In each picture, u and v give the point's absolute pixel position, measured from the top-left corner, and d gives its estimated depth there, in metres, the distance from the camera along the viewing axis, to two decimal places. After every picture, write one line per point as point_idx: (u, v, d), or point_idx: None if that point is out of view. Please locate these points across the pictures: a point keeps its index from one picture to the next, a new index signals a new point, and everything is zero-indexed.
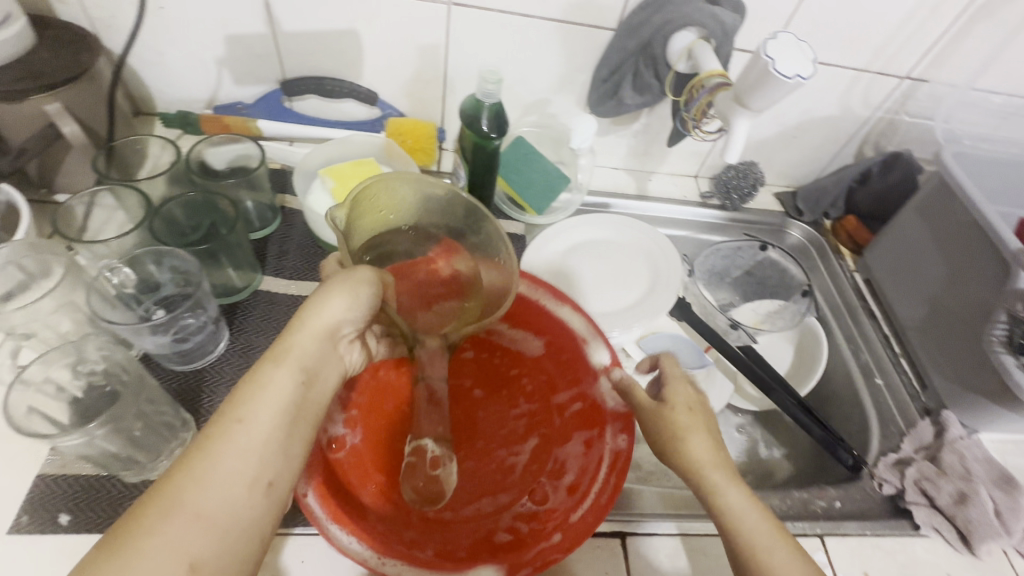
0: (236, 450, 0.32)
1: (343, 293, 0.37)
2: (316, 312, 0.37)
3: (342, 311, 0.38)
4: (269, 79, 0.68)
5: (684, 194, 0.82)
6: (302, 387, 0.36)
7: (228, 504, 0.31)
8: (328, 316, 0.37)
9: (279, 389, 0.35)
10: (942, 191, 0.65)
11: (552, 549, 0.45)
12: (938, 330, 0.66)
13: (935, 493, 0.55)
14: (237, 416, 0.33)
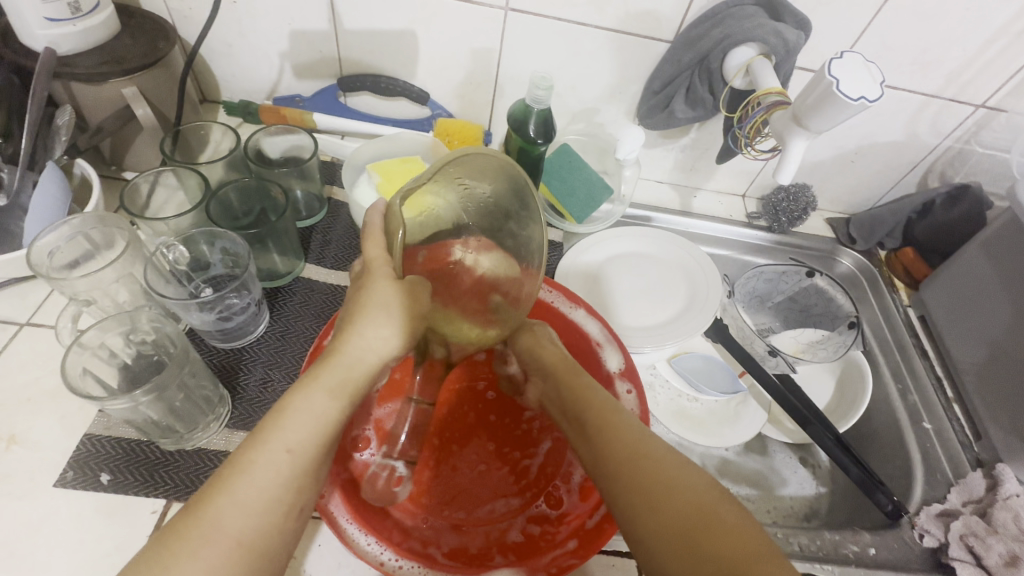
0: (272, 477, 0.34)
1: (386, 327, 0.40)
2: (356, 343, 0.39)
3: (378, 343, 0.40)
4: (327, 74, 0.71)
5: (729, 212, 0.80)
6: (343, 415, 0.38)
7: (264, 530, 0.33)
8: (368, 348, 0.40)
9: (317, 413, 0.36)
10: (1014, 230, 0.61)
11: (568, 554, 0.44)
12: (1000, 377, 0.61)
13: (983, 552, 0.51)
14: (280, 449, 0.34)
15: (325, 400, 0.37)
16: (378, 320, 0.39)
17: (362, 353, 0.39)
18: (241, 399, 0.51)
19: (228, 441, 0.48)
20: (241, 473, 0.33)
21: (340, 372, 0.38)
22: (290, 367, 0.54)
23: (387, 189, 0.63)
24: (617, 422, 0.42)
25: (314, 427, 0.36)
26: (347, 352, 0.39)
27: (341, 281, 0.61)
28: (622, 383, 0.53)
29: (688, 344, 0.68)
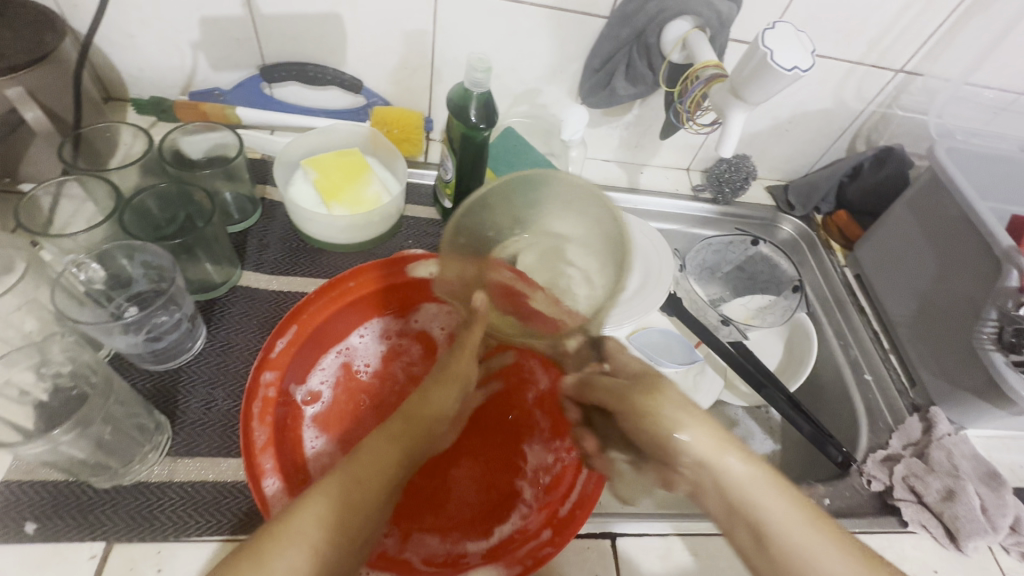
0: (344, 499, 0.34)
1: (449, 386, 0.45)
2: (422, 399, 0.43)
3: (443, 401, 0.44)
4: (248, 64, 0.65)
5: (675, 187, 0.81)
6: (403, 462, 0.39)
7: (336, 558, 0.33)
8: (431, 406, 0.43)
9: (387, 454, 0.38)
10: (933, 187, 0.65)
11: (543, 544, 0.44)
12: (927, 328, 0.65)
13: (923, 490, 0.55)
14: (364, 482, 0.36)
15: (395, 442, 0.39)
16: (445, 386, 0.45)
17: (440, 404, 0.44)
18: (183, 423, 0.47)
19: (172, 471, 0.44)
20: (315, 509, 0.33)
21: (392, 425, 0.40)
22: (234, 385, 0.50)
23: (325, 185, 0.60)
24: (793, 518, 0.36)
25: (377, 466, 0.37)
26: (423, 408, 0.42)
27: (284, 287, 0.58)
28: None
29: (645, 321, 0.69)
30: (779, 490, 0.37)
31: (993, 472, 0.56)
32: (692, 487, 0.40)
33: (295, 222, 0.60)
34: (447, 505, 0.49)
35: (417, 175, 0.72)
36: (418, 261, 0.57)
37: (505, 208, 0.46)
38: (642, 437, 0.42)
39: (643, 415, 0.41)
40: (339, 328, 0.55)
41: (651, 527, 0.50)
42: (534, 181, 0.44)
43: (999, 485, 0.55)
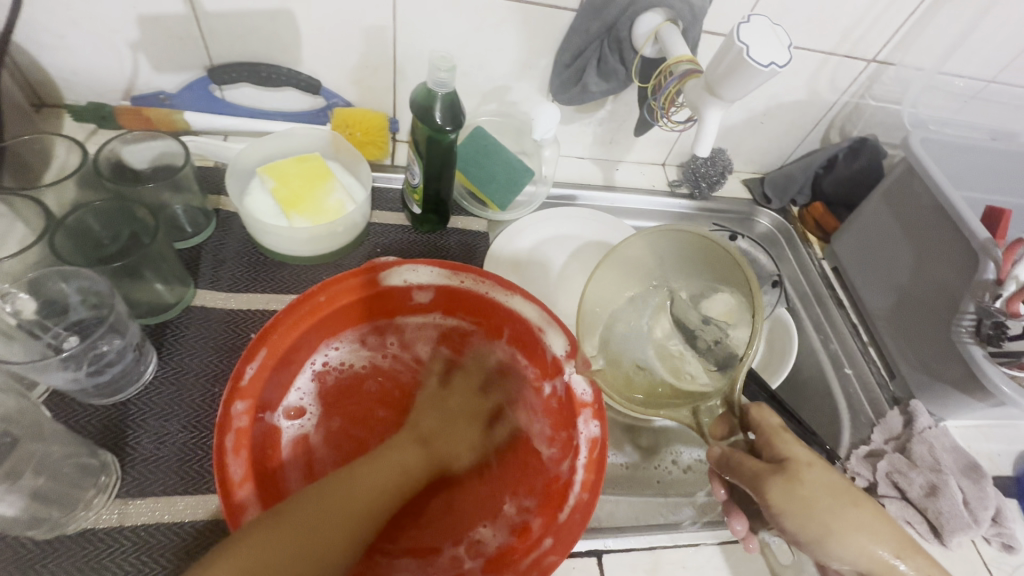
0: (335, 499, 0.41)
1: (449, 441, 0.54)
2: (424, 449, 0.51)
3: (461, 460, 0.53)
4: (194, 65, 0.61)
5: (651, 183, 0.80)
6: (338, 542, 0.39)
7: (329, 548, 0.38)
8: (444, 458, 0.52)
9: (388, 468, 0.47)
10: (909, 179, 0.64)
11: (546, 553, 0.44)
12: (907, 318, 0.65)
13: (907, 486, 0.55)
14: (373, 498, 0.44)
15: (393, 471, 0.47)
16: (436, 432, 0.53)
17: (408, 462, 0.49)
18: (133, 461, 0.43)
19: (123, 515, 0.41)
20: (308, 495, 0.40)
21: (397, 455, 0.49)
22: (189, 415, 0.46)
23: (284, 195, 0.56)
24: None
25: (368, 493, 0.44)
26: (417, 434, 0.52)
27: (242, 305, 0.54)
28: (570, 366, 0.50)
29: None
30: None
31: (973, 464, 0.56)
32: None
33: (252, 234, 0.57)
34: (444, 513, 0.51)
35: (383, 179, 0.68)
36: (395, 270, 0.52)
37: (636, 276, 0.55)
38: (803, 536, 0.37)
39: (800, 507, 0.37)
40: (311, 342, 0.52)
41: (637, 540, 0.49)
42: (652, 246, 0.52)
43: (979, 476, 0.56)
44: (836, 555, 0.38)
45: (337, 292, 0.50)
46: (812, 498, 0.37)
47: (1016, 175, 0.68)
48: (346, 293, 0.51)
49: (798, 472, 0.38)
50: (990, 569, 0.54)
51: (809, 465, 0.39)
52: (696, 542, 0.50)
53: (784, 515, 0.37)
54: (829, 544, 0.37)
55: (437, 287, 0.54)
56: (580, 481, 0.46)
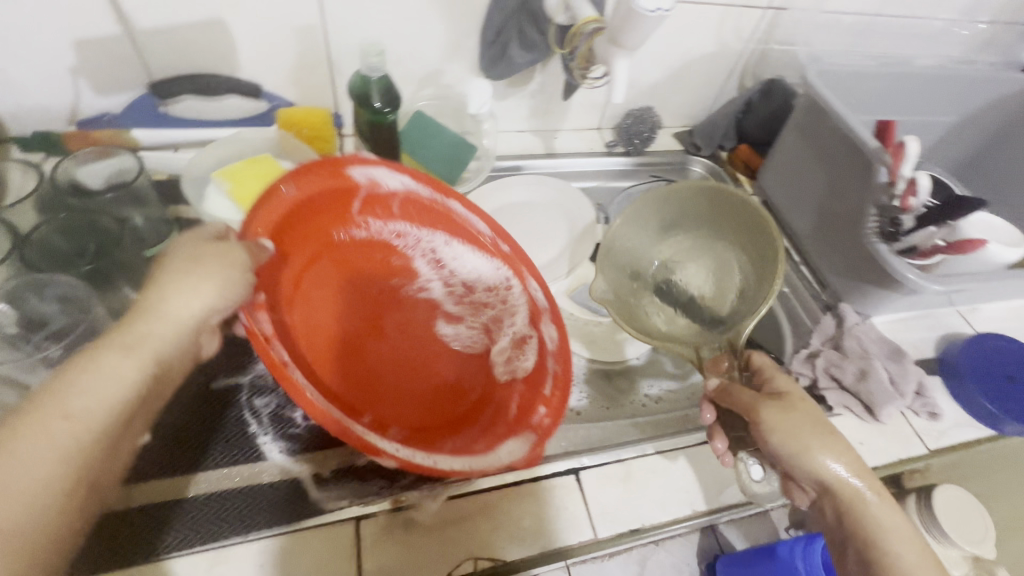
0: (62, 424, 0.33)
1: (203, 283, 0.40)
2: (166, 301, 0.39)
3: (202, 302, 0.40)
4: (135, 83, 0.63)
5: (589, 146, 0.85)
6: (86, 437, 0.33)
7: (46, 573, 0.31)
8: (176, 309, 0.39)
9: (116, 380, 0.36)
10: (810, 107, 0.71)
11: (541, 416, 0.49)
12: (824, 233, 0.71)
13: (841, 374, 0.61)
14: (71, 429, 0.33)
15: (58, 425, 0.33)
16: (188, 286, 0.40)
17: (182, 308, 0.39)
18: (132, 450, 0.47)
19: (131, 495, 0.45)
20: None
21: (149, 334, 0.38)
22: (184, 403, 0.51)
23: (242, 195, 0.59)
24: (920, 560, 0.41)
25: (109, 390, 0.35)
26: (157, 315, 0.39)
27: None
28: (530, 277, 0.53)
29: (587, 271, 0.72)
30: (890, 505, 0.44)
31: (896, 348, 0.63)
32: (816, 494, 0.47)
33: None
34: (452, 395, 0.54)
35: None
36: (364, 164, 0.51)
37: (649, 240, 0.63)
38: (808, 458, 0.45)
39: (798, 427, 0.46)
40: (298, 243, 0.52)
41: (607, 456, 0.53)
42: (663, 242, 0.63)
43: (902, 358, 0.63)
44: (813, 472, 0.44)
45: (308, 184, 0.50)
46: (796, 419, 0.46)
47: (887, 96, 0.79)
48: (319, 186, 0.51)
49: (792, 402, 0.47)
50: (921, 437, 0.60)
51: (802, 399, 0.48)
52: (660, 450, 0.54)
53: (768, 429, 0.46)
54: (804, 462, 0.45)
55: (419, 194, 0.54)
56: (553, 362, 0.51)
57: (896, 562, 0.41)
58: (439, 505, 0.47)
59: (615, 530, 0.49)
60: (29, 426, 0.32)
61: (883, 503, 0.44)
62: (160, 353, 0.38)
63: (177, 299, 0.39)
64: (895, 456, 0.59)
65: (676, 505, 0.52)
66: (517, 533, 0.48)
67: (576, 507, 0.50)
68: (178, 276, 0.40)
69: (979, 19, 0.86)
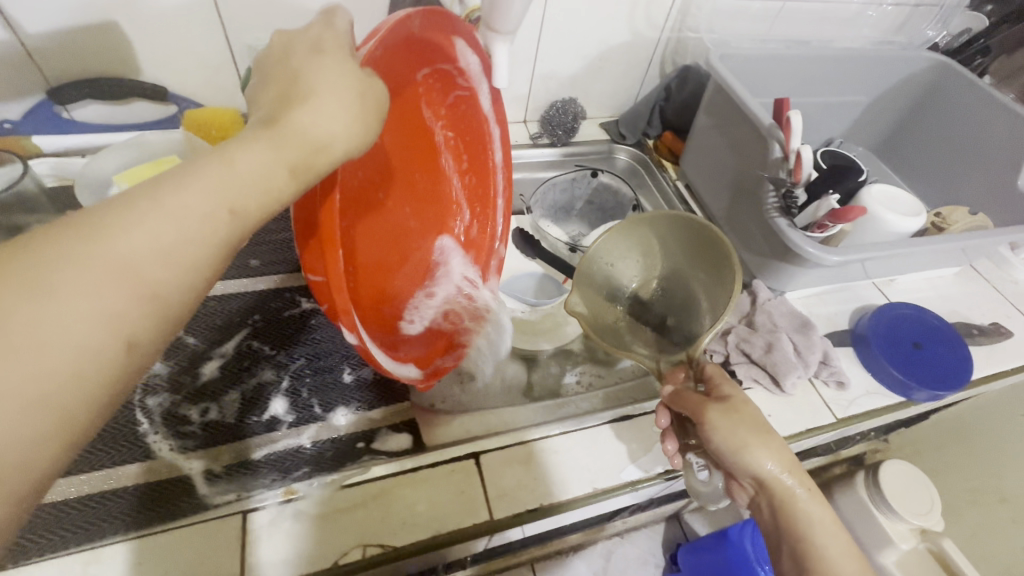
0: (184, 227, 0.25)
1: (350, 104, 0.31)
2: (311, 117, 0.30)
3: (344, 131, 0.31)
4: (33, 90, 0.62)
5: (514, 139, 0.86)
6: (213, 242, 0.26)
7: (143, 367, 0.25)
8: (320, 129, 0.30)
9: (263, 173, 0.28)
10: (716, 91, 0.72)
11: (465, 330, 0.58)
12: (737, 213, 0.72)
13: (750, 349, 0.62)
14: (216, 207, 0.26)
15: (213, 210, 0.26)
16: (335, 105, 0.30)
17: (321, 130, 0.30)
18: None
19: None
20: (48, 275, 0.22)
21: (304, 146, 0.29)
22: None
23: None
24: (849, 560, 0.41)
25: (244, 188, 0.27)
26: (299, 128, 0.29)
27: None
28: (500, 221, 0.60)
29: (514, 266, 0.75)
30: (819, 499, 0.44)
31: (804, 321, 0.65)
32: (754, 491, 0.46)
33: None
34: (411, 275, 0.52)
35: None
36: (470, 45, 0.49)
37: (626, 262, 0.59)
38: (743, 455, 0.44)
39: (738, 423, 0.45)
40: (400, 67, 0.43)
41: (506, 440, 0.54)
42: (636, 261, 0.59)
43: (809, 330, 0.64)
44: (751, 467, 0.44)
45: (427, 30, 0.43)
46: (736, 416, 0.45)
47: (798, 78, 0.81)
48: (433, 23, 0.43)
49: (736, 406, 0.46)
50: (830, 407, 0.61)
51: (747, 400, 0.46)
52: (563, 430, 0.55)
53: (711, 427, 0.45)
54: (743, 457, 0.44)
55: (474, 82, 0.53)
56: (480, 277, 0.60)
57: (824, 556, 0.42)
58: (331, 493, 0.48)
59: (512, 511, 0.49)
60: (117, 220, 0.24)
61: (812, 497, 0.44)
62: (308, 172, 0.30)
63: (322, 109, 0.30)
64: (804, 425, 0.59)
65: (577, 483, 0.52)
66: (413, 518, 0.47)
67: (474, 490, 0.50)
68: (334, 82, 0.31)
69: (886, 1, 0.88)
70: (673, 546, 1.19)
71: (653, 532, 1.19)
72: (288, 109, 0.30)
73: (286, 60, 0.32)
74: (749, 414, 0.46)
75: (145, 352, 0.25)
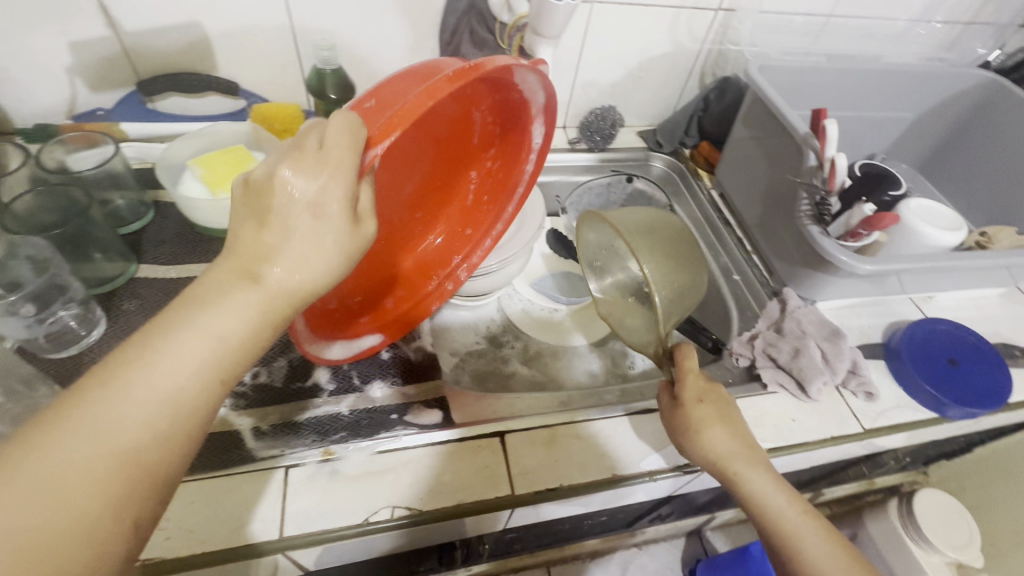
0: (168, 406, 0.28)
1: (330, 246, 0.33)
2: (286, 262, 0.32)
3: (316, 268, 0.32)
4: (125, 81, 0.70)
5: (553, 143, 0.89)
6: (192, 413, 0.29)
7: (143, 532, 0.28)
8: (296, 275, 0.32)
9: (232, 326, 0.31)
10: (755, 102, 0.73)
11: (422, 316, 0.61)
12: (771, 221, 0.73)
13: (777, 353, 0.63)
14: (198, 378, 0.29)
15: (197, 380, 0.29)
16: (318, 244, 0.32)
17: (292, 277, 0.32)
18: None
19: None
20: (55, 470, 0.25)
21: (277, 302, 0.32)
22: None
23: (212, 179, 0.64)
24: (800, 528, 0.45)
25: (218, 356, 0.30)
26: (274, 282, 0.32)
27: (181, 273, 0.62)
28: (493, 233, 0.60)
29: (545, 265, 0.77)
30: (772, 474, 0.47)
31: (835, 330, 0.64)
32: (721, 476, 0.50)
33: (187, 215, 0.65)
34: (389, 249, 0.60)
35: None
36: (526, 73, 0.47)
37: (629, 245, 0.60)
38: (690, 441, 0.49)
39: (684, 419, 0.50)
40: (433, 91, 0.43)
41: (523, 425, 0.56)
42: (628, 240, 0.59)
43: (838, 338, 0.64)
44: (700, 453, 0.49)
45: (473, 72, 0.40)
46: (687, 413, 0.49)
47: (840, 90, 0.81)
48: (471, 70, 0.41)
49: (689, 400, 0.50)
50: (858, 416, 0.61)
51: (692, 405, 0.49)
52: (585, 419, 0.57)
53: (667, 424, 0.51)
54: (691, 447, 0.49)
55: (530, 96, 0.51)
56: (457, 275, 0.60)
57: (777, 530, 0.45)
58: (365, 457, 0.51)
59: (533, 489, 0.52)
60: (112, 409, 0.27)
61: (765, 474, 0.47)
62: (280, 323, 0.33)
63: (304, 263, 0.32)
64: (829, 433, 0.59)
65: (596, 469, 0.54)
66: (437, 484, 0.51)
67: (496, 467, 0.52)
68: (314, 233, 0.32)
69: (935, 18, 0.88)
70: (694, 562, 1.16)
71: (673, 546, 1.17)
72: (268, 262, 0.31)
73: (267, 191, 0.31)
74: (695, 409, 0.49)
75: (143, 524, 0.28)
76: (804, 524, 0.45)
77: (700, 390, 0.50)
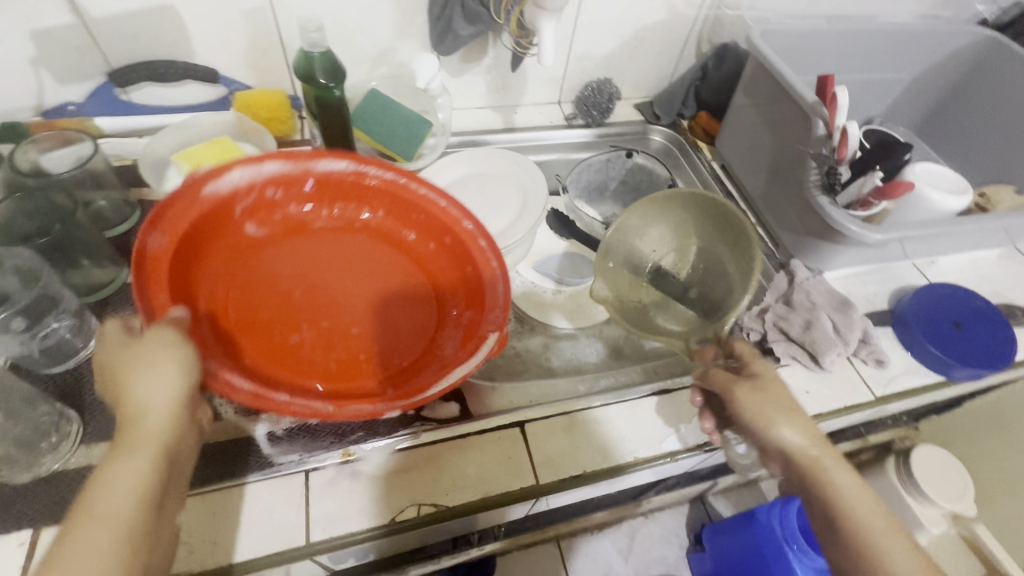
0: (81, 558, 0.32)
1: (167, 365, 0.38)
2: (140, 393, 0.37)
3: (165, 385, 0.37)
4: (95, 73, 0.65)
5: (549, 120, 0.86)
6: (115, 551, 0.32)
7: None
8: (148, 399, 0.37)
9: (132, 480, 0.35)
10: (757, 70, 0.71)
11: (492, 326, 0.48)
12: (775, 192, 0.72)
13: (788, 327, 0.63)
14: (105, 519, 0.33)
15: (101, 521, 0.33)
16: (158, 369, 0.37)
17: (152, 401, 0.37)
18: (91, 414, 0.49)
19: (89, 456, 0.47)
20: None
21: (148, 429, 0.36)
22: None
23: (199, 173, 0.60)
24: (878, 522, 0.42)
25: (117, 495, 0.34)
26: (139, 415, 0.37)
27: None
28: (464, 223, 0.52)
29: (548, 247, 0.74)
30: (852, 475, 0.44)
31: (843, 300, 0.65)
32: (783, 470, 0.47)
33: None
34: (413, 331, 0.50)
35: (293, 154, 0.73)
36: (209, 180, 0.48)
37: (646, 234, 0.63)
38: (764, 428, 0.45)
39: (758, 403, 0.45)
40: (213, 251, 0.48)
41: (541, 412, 0.55)
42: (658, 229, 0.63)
43: (848, 308, 0.64)
44: (778, 442, 0.44)
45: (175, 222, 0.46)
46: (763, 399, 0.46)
47: (840, 53, 0.80)
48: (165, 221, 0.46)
49: (764, 383, 0.47)
50: (868, 384, 0.62)
51: (741, 384, 0.46)
52: (603, 403, 0.57)
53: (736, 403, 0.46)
54: (768, 435, 0.45)
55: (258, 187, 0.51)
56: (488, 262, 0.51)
57: (859, 536, 0.42)
58: (386, 456, 0.50)
59: (557, 476, 0.52)
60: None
61: (845, 477, 0.44)
62: (166, 443, 0.37)
63: (152, 389, 0.37)
64: (841, 402, 0.60)
65: (617, 452, 0.54)
66: (460, 478, 0.50)
67: (518, 457, 0.52)
68: (145, 361, 0.37)
69: None
70: (699, 526, 1.18)
71: (678, 513, 1.19)
72: (127, 415, 0.37)
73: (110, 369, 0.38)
74: (771, 396, 0.46)
75: None
76: (889, 534, 0.42)
77: (770, 376, 0.48)
